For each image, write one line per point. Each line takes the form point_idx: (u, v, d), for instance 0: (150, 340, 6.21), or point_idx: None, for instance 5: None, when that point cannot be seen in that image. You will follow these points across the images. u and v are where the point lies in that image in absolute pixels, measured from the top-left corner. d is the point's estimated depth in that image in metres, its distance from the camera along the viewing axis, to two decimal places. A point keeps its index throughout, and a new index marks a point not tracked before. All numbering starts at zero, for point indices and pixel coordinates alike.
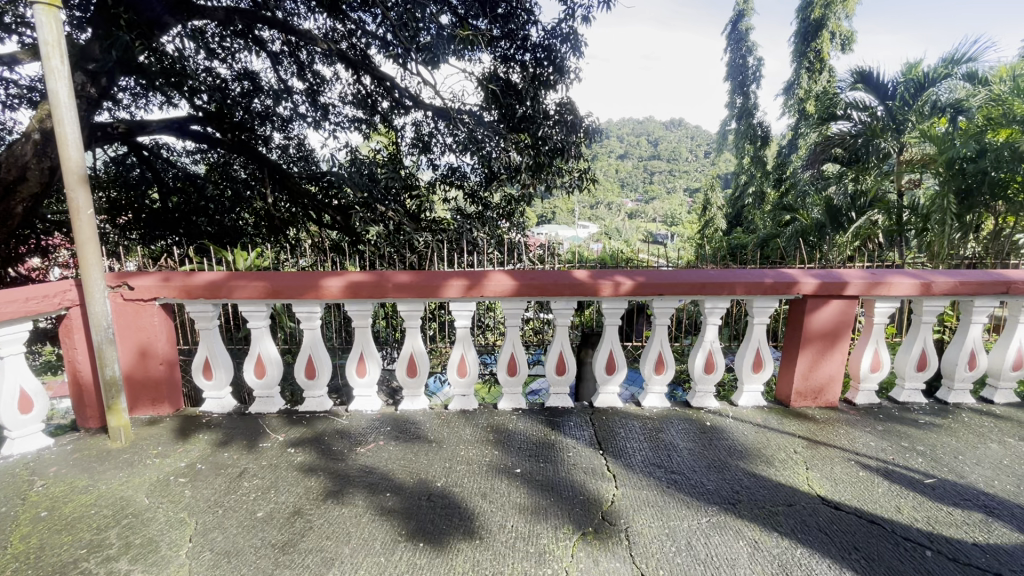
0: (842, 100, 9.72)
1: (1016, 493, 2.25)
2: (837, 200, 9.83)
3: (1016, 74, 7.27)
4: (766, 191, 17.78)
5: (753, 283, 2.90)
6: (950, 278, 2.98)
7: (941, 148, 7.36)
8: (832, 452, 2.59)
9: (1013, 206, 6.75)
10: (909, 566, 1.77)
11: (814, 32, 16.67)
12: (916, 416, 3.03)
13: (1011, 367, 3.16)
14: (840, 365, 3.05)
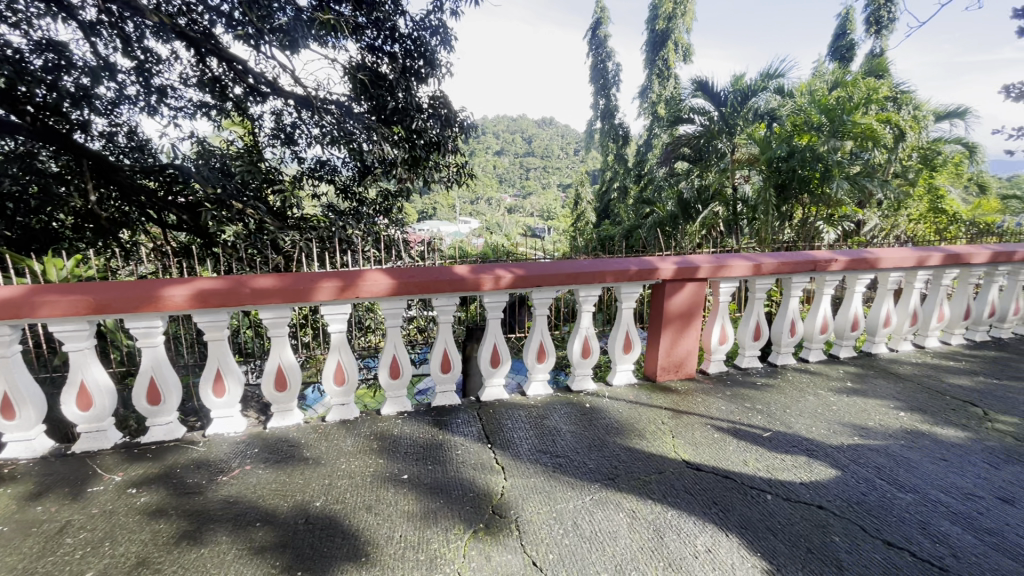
0: (686, 106, 10.88)
1: (827, 435, 2.72)
2: (686, 194, 10.97)
3: (813, 90, 8.80)
4: (628, 186, 19.39)
5: (620, 271, 3.10)
6: (774, 259, 3.48)
7: (763, 149, 8.49)
8: (692, 419, 2.89)
9: (816, 198, 8.17)
10: (755, 511, 2.04)
11: (661, 43, 18.48)
12: (754, 379, 3.52)
13: (819, 331, 3.83)
14: (695, 340, 3.43)
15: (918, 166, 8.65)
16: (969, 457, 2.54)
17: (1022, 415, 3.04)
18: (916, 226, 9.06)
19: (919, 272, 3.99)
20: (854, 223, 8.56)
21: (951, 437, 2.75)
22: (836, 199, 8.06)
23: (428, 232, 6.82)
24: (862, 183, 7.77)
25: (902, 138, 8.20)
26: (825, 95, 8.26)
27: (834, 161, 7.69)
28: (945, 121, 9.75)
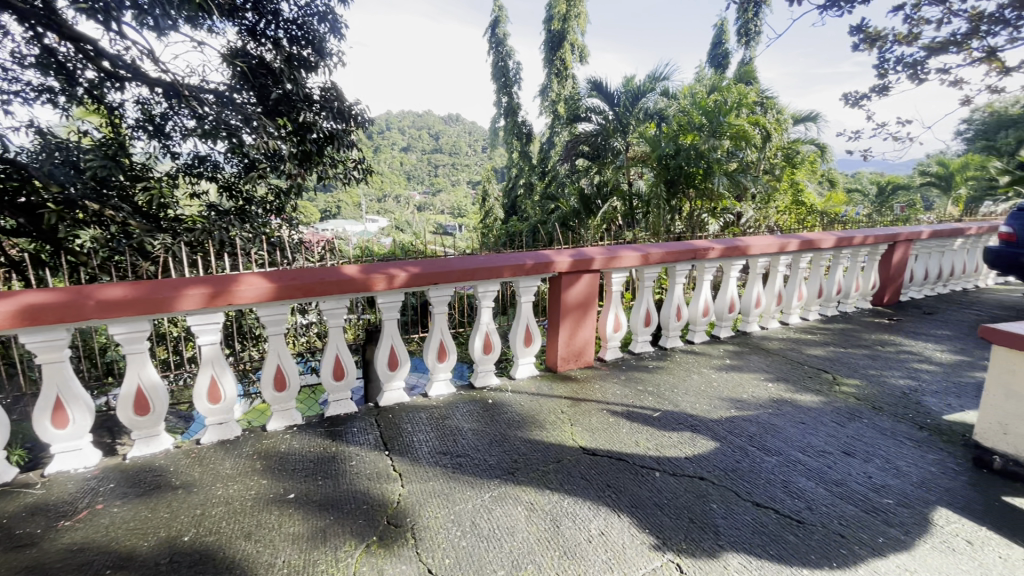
0: (583, 105, 11.33)
1: (708, 410, 2.96)
2: (587, 190, 11.39)
3: (694, 94, 9.56)
4: (533, 183, 19.79)
5: (517, 265, 3.11)
6: (661, 249, 3.70)
7: (653, 147, 9.12)
8: (590, 406, 2.99)
9: (699, 193, 8.87)
10: (644, 488, 2.15)
11: (558, 43, 19.05)
12: (646, 363, 3.74)
13: (702, 314, 4.15)
14: (592, 330, 3.55)
15: (783, 163, 9.67)
16: (822, 418, 2.89)
17: (862, 378, 3.52)
18: (783, 218, 10.17)
19: (783, 257, 4.47)
20: (733, 215, 9.33)
21: (808, 402, 3.11)
22: (717, 194, 8.79)
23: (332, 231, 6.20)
24: (738, 179, 8.57)
25: (768, 138, 9.16)
26: (704, 97, 9.00)
27: (714, 158, 8.42)
28: (801, 125, 11.08)
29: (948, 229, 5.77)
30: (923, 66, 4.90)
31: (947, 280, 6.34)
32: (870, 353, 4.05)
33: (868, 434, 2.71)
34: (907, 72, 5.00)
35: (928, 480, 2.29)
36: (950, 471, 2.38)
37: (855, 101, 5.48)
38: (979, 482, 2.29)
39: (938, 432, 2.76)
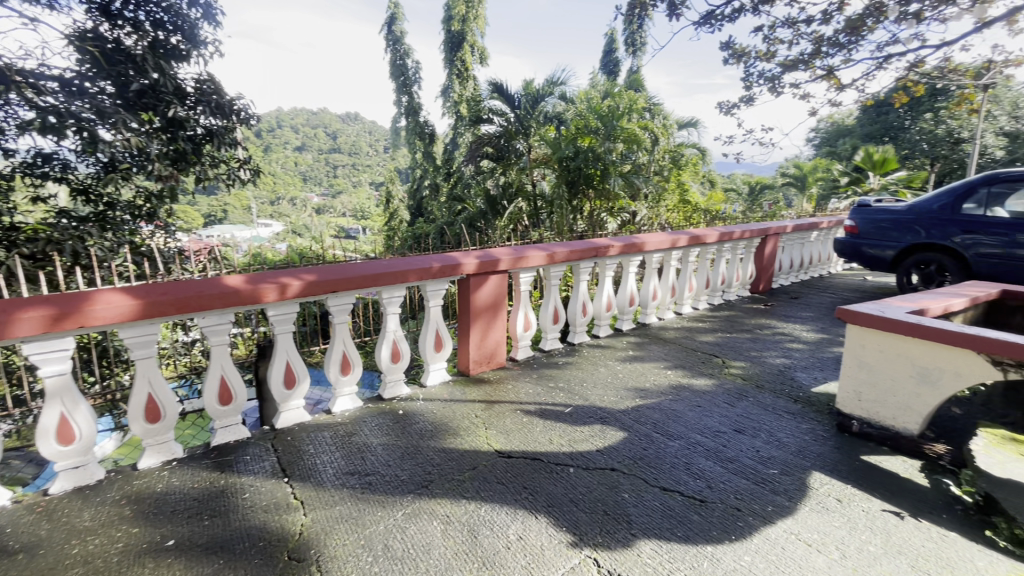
0: (485, 107, 11.35)
1: (615, 401, 3.08)
2: (493, 191, 11.44)
3: (589, 99, 9.99)
4: (439, 185, 19.57)
5: (423, 269, 3.01)
6: (565, 248, 3.78)
7: (554, 149, 9.46)
8: (504, 408, 2.97)
9: (599, 193, 9.29)
10: (560, 486, 2.17)
11: (457, 44, 19.00)
12: (556, 360, 3.81)
13: (605, 309, 4.33)
14: (502, 331, 3.54)
15: (670, 166, 10.49)
16: (715, 400, 3.13)
17: (746, 360, 3.88)
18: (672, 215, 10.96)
19: (674, 252, 4.81)
20: (629, 213, 9.64)
21: (702, 386, 3.35)
22: (614, 194, 9.24)
23: (217, 237, 5.57)
24: (632, 180, 9.08)
25: (657, 142, 9.85)
26: (599, 102, 9.44)
27: (609, 160, 8.87)
28: (684, 130, 12.08)
29: (806, 223, 6.59)
30: (780, 80, 5.54)
31: (808, 268, 7.25)
32: (751, 336, 4.48)
33: (754, 411, 2.98)
34: (767, 85, 5.61)
35: (804, 448, 2.57)
36: (820, 437, 2.69)
37: (727, 109, 6.06)
38: (842, 445, 2.62)
39: (809, 403, 3.11)
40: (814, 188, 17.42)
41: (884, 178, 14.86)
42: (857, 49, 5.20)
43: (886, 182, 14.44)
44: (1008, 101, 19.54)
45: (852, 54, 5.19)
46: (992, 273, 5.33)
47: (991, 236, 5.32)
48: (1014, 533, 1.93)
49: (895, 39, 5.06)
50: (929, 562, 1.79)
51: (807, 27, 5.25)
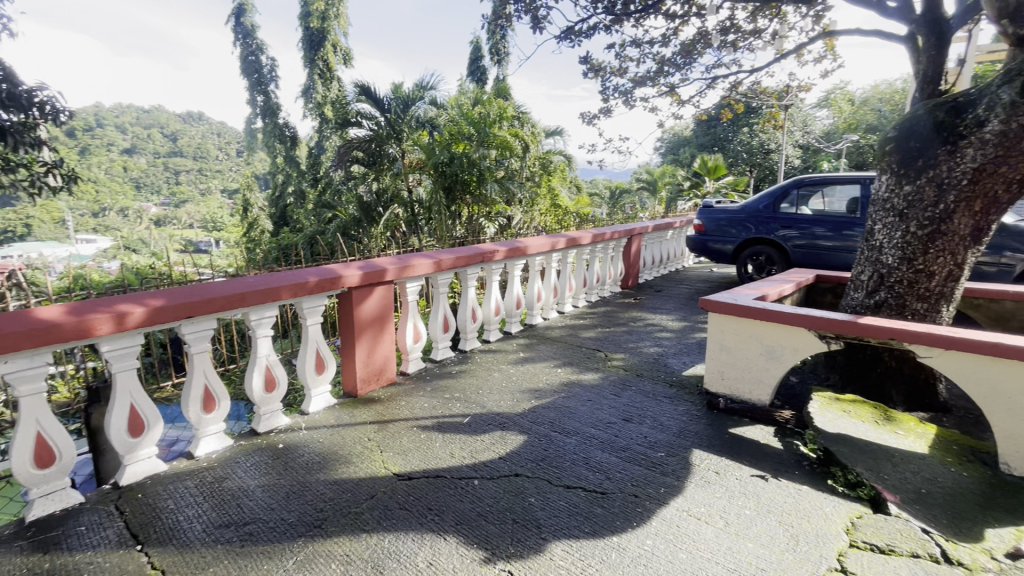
0: (353, 110, 10.73)
1: (512, 405, 3.09)
2: (366, 198, 10.93)
3: (461, 105, 10.04)
4: (305, 191, 18.22)
5: (298, 284, 2.73)
6: (451, 255, 3.72)
7: (428, 155, 9.34)
8: (399, 426, 2.82)
9: (476, 198, 9.36)
10: (466, 501, 2.11)
11: (318, 42, 17.85)
12: (449, 369, 3.73)
13: (494, 313, 4.35)
14: (391, 345, 3.37)
15: (541, 172, 10.96)
16: (603, 393, 3.31)
17: (625, 352, 4.17)
18: (546, 219, 11.45)
19: (554, 254, 5.01)
20: (505, 218, 9.87)
21: (590, 381, 3.52)
22: (491, 199, 9.39)
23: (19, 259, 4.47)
24: (508, 186, 9.22)
25: (528, 149, 10.21)
26: (470, 109, 9.53)
27: (484, 166, 9.05)
28: (551, 138, 12.74)
29: (663, 223, 7.34)
30: (631, 94, 6.09)
31: (666, 263, 8.07)
32: (626, 329, 4.84)
33: (638, 399, 3.21)
34: (621, 98, 6.14)
35: (683, 428, 2.82)
36: (695, 417, 2.98)
37: (589, 119, 6.49)
38: (713, 421, 2.92)
39: (682, 387, 3.43)
40: (664, 191, 19.57)
41: (717, 182, 17.23)
42: (691, 70, 5.92)
43: (718, 186, 16.75)
44: (800, 119, 23.90)
45: (688, 74, 5.89)
46: (804, 261, 6.41)
47: (801, 231, 6.40)
48: (846, 478, 2.32)
49: (719, 63, 5.86)
50: (792, 515, 2.06)
51: (650, 47, 5.84)
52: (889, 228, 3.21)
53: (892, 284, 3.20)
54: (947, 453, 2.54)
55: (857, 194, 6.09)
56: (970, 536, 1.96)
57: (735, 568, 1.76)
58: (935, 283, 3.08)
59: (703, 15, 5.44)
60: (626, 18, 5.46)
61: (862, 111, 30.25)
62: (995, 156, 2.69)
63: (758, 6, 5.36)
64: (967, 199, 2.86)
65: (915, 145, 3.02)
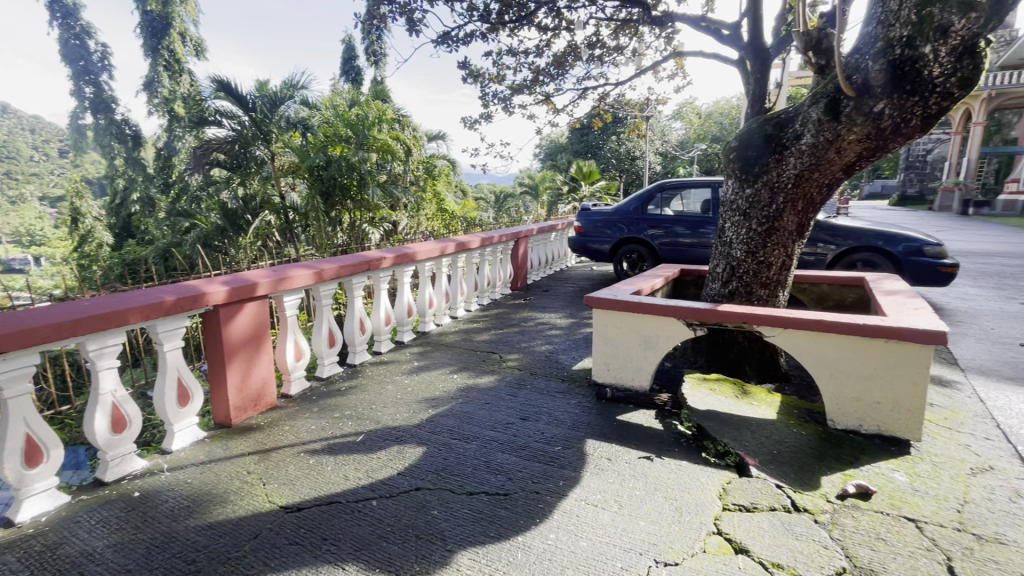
0: (210, 107, 9.63)
1: (408, 417, 3.00)
2: (231, 205, 9.90)
3: (336, 106, 9.52)
4: (154, 198, 15.97)
5: (149, 305, 2.36)
6: (333, 264, 3.50)
7: (302, 158, 8.69)
8: (284, 454, 2.58)
9: (358, 204, 8.88)
10: (365, 525, 2.00)
11: (161, 29, 15.78)
12: (338, 386, 3.50)
13: (383, 323, 4.19)
14: (269, 365, 3.07)
15: (426, 176, 10.69)
16: (499, 395, 3.35)
17: (518, 352, 4.27)
18: (432, 224, 11.31)
19: (444, 259, 4.96)
20: (391, 224, 9.62)
21: (487, 384, 3.54)
22: (375, 205, 8.97)
23: None
24: (391, 190, 8.81)
25: (410, 153, 9.82)
26: (347, 110, 9.07)
27: (366, 170, 8.51)
28: (434, 142, 12.63)
29: (547, 226, 7.67)
30: (510, 101, 6.27)
31: (551, 263, 8.43)
32: (519, 329, 4.96)
33: (533, 397, 3.30)
34: (501, 105, 6.29)
35: (576, 420, 2.96)
36: (586, 408, 3.14)
37: (470, 124, 6.55)
38: (602, 410, 3.10)
39: (572, 381, 3.60)
40: (545, 195, 20.46)
41: (592, 186, 18.46)
42: (564, 81, 6.26)
43: (593, 190, 17.95)
44: (659, 130, 26.51)
45: (561, 84, 6.23)
46: (670, 257, 7.11)
47: (665, 230, 7.09)
48: (715, 449, 2.61)
49: (588, 75, 6.28)
50: (674, 489, 2.26)
51: (525, 57, 6.08)
52: (736, 226, 3.69)
53: (742, 274, 3.67)
54: (790, 417, 2.98)
55: (708, 197, 6.90)
56: (811, 485, 2.31)
57: (630, 548, 1.88)
58: (774, 271, 3.60)
59: (572, 29, 5.79)
60: (501, 27, 5.61)
61: (707, 124, 34.47)
62: (810, 164, 3.21)
63: (619, 25, 5.84)
64: (792, 199, 3.38)
65: (752, 154, 3.49)
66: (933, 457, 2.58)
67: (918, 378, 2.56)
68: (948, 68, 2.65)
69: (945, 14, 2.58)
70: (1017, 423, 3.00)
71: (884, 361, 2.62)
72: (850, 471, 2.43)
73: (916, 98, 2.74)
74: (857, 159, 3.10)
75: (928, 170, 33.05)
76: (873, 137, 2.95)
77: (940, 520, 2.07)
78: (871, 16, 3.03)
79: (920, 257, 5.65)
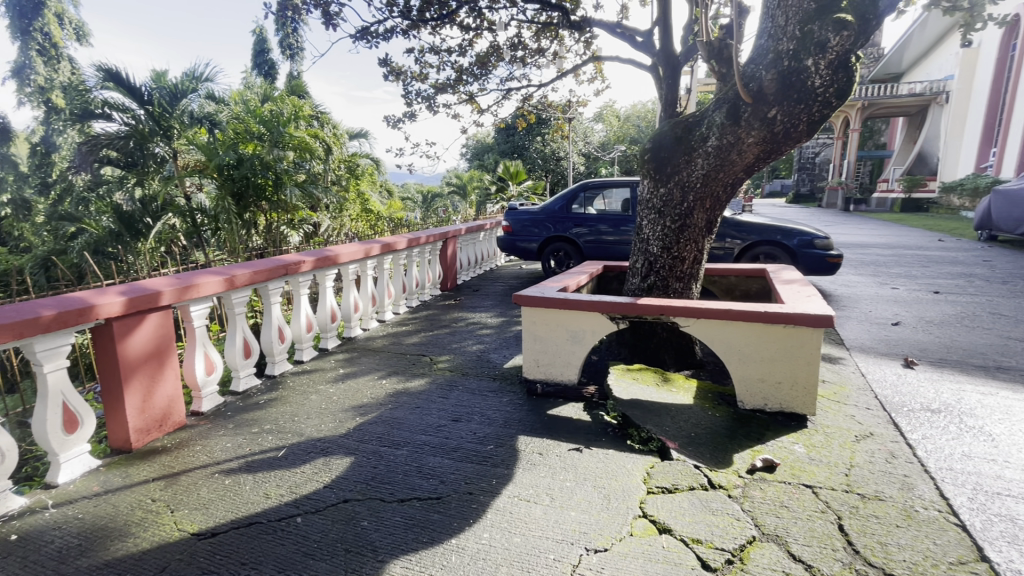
0: (96, 98, 8.64)
1: (334, 427, 2.87)
2: (127, 207, 8.88)
3: (245, 101, 8.89)
4: (30, 199, 14.09)
5: (23, 322, 2.07)
6: (246, 270, 3.27)
7: (208, 156, 7.97)
8: (195, 476, 2.38)
9: (274, 205, 8.24)
10: (289, 544, 1.90)
11: (33, 9, 14.01)
12: (256, 400, 3.28)
13: (305, 331, 3.98)
14: (175, 382, 2.81)
15: (347, 175, 10.28)
16: (430, 397, 3.30)
17: (449, 353, 4.23)
18: (356, 225, 10.91)
19: (369, 261, 4.80)
20: (312, 226, 9.22)
21: (417, 387, 3.48)
22: (292, 206, 8.40)
23: None
24: (310, 191, 8.30)
25: (330, 151, 9.39)
26: (258, 106, 8.50)
27: (281, 169, 7.96)
28: (356, 140, 12.20)
29: (474, 225, 7.65)
30: (434, 100, 6.20)
31: (481, 263, 8.43)
32: (449, 330, 4.91)
33: (464, 398, 3.28)
34: (425, 104, 6.20)
35: (507, 418, 2.98)
36: (518, 405, 3.18)
37: (393, 123, 6.40)
38: (533, 406, 3.15)
39: (504, 379, 3.63)
40: (473, 195, 20.38)
41: (519, 186, 18.68)
42: (487, 81, 6.29)
43: (520, 189, 18.16)
44: (582, 131, 27.36)
45: (485, 84, 6.25)
46: (594, 254, 7.36)
47: (589, 228, 7.34)
48: (639, 436, 2.74)
49: (511, 76, 6.35)
50: (602, 478, 2.35)
51: (448, 56, 6.03)
52: (652, 223, 3.89)
53: (658, 268, 3.88)
54: (705, 401, 3.19)
55: (628, 196, 7.23)
56: (724, 463, 2.49)
57: (562, 538, 1.93)
58: (687, 265, 3.84)
59: (494, 30, 5.83)
60: (422, 24, 5.52)
61: (626, 126, 36.10)
62: (715, 164, 3.45)
63: (540, 28, 5.96)
64: (701, 198, 3.62)
65: (664, 155, 3.70)
66: (825, 428, 2.88)
67: (811, 358, 2.85)
68: (827, 79, 2.98)
69: (823, 32, 2.91)
70: (890, 393, 3.42)
71: (783, 344, 2.89)
72: (757, 447, 2.64)
73: (802, 106, 3.06)
74: (756, 161, 3.38)
75: (816, 171, 36.80)
76: (768, 140, 3.23)
77: (832, 484, 2.31)
78: (762, 30, 3.32)
79: (811, 250, 6.29)
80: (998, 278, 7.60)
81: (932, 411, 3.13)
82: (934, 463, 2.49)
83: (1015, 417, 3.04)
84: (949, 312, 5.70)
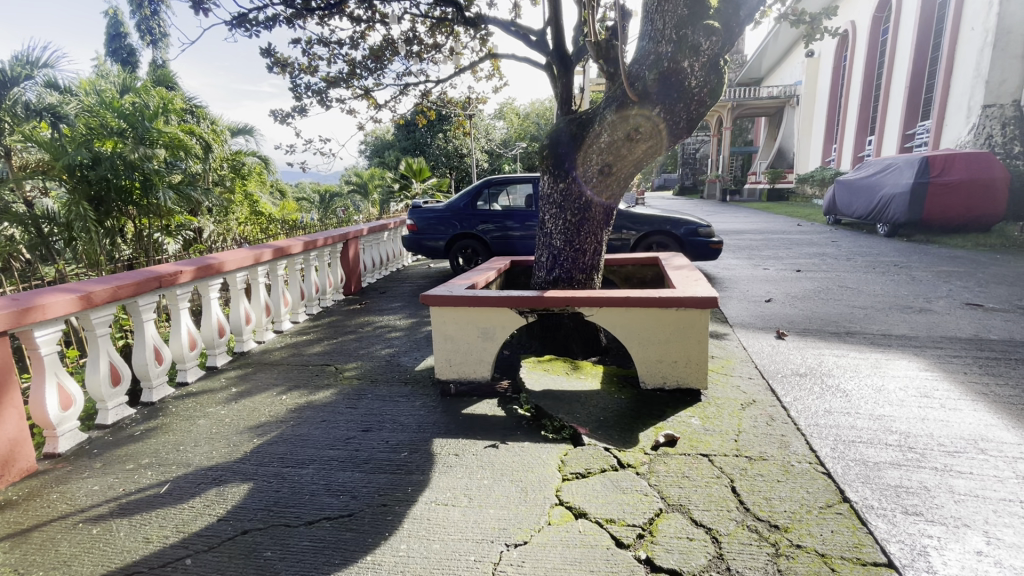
0: None
1: (228, 452, 2.60)
2: None
3: (98, 91, 7.71)
4: None
5: None
6: (107, 286, 2.83)
7: (53, 155, 6.59)
8: (52, 530, 2.03)
9: (144, 210, 7.15)
10: None
11: None
12: (130, 432, 2.87)
13: (188, 349, 3.56)
14: (18, 421, 2.36)
15: (231, 175, 9.44)
16: (338, 409, 3.11)
17: (355, 360, 4.02)
18: (244, 228, 10.01)
19: (260, 268, 4.38)
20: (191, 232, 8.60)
21: (321, 400, 3.26)
22: (165, 209, 7.34)
23: None
24: (187, 192, 7.37)
25: (209, 149, 8.60)
26: (116, 98, 7.39)
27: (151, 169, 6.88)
28: (240, 136, 11.18)
29: (377, 225, 7.35)
30: (327, 94, 5.84)
31: (386, 264, 8.14)
32: (354, 336, 4.67)
33: (375, 406, 3.14)
34: (316, 98, 5.83)
35: (420, 423, 2.90)
36: (431, 408, 3.10)
37: (281, 118, 5.94)
38: (447, 407, 3.10)
39: (415, 383, 3.52)
40: (375, 193, 19.56)
41: (423, 184, 18.31)
42: (383, 75, 6.06)
43: (424, 188, 17.81)
44: (484, 128, 27.40)
45: (380, 79, 6.01)
46: (502, 251, 7.42)
47: (496, 225, 7.38)
48: (553, 425, 2.79)
49: (408, 72, 6.18)
50: (519, 472, 2.36)
51: (339, 48, 5.72)
52: (555, 218, 3.98)
53: (563, 262, 3.99)
54: (611, 385, 3.35)
55: (531, 192, 7.38)
56: (631, 442, 2.63)
57: (482, 538, 1.92)
58: (589, 257, 3.99)
59: (387, 24, 5.62)
60: (308, 14, 5.17)
61: (526, 125, 36.96)
62: (609, 159, 3.59)
63: (434, 23, 5.86)
64: (599, 192, 3.77)
65: (562, 151, 3.79)
66: (716, 400, 3.15)
67: (701, 336, 3.10)
68: (701, 80, 3.28)
69: (696, 36, 3.18)
70: (767, 362, 3.85)
71: (676, 326, 3.12)
72: (659, 424, 2.82)
73: (682, 104, 3.32)
74: (644, 156, 3.59)
75: (698, 166, 40.38)
76: (654, 137, 3.47)
77: (724, 450, 2.54)
78: (644, 34, 3.55)
79: (697, 238, 6.87)
80: (844, 256, 8.86)
81: (800, 374, 3.57)
82: (804, 422, 2.83)
83: (862, 373, 3.57)
84: (810, 287, 6.54)
